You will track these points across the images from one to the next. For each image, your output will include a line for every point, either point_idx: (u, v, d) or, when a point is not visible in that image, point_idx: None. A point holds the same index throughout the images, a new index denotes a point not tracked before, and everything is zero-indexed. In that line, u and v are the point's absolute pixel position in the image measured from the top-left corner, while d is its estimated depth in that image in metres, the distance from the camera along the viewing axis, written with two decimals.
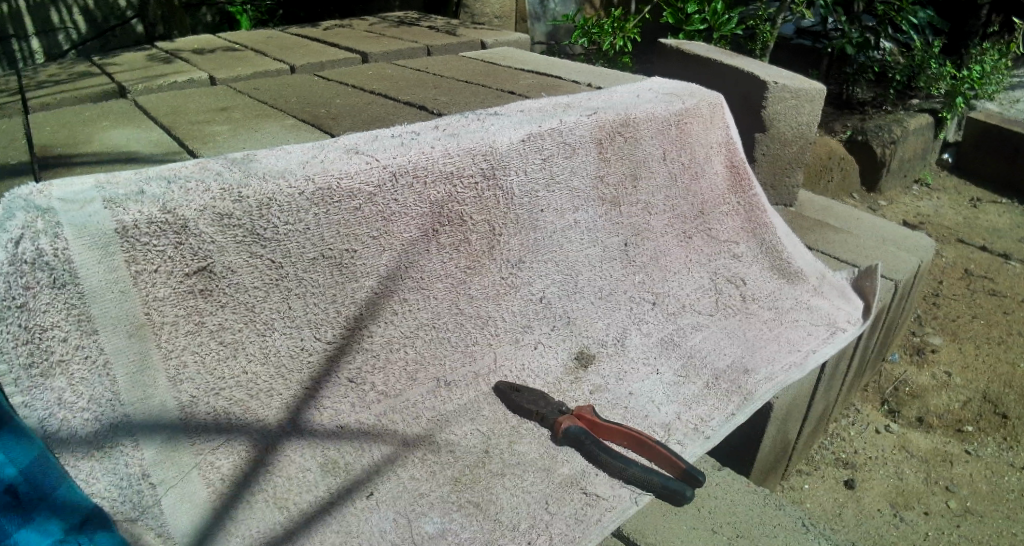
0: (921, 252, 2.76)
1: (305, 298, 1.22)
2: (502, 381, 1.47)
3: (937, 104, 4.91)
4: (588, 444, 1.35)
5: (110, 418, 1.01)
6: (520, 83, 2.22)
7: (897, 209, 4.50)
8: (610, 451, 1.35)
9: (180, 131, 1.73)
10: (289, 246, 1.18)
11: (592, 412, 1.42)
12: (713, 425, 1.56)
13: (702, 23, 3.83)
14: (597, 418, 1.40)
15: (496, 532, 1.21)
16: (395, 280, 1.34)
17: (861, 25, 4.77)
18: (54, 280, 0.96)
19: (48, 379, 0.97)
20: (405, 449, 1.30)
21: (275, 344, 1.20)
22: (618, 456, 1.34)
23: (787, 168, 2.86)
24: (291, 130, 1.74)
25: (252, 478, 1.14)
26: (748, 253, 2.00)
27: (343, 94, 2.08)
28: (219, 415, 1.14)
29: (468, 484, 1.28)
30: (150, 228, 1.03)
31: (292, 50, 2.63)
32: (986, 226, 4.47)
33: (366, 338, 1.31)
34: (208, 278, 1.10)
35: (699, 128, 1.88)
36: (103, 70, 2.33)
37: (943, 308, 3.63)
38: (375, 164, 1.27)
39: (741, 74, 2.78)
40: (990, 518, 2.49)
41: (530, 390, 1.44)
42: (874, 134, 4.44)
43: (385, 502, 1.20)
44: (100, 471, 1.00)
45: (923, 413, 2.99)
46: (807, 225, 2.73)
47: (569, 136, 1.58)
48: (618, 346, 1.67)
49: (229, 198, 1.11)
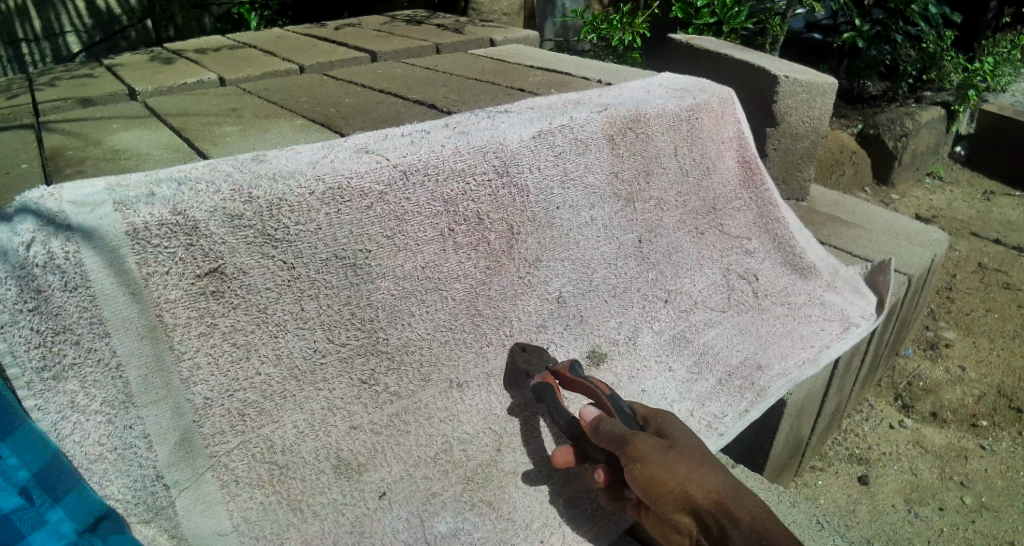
0: (936, 246, 2.71)
1: (318, 299, 1.21)
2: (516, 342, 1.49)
3: (950, 95, 4.84)
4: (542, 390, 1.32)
5: (124, 420, 1.01)
6: (529, 80, 2.21)
7: (909, 202, 4.45)
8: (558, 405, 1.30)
9: (190, 133, 1.73)
10: (301, 246, 1.18)
11: (572, 370, 1.34)
12: (727, 422, 1.58)
13: (710, 16, 3.82)
14: (573, 375, 1.33)
15: (509, 531, 1.26)
16: (410, 280, 1.33)
17: (870, 19, 4.75)
18: (66, 283, 0.96)
19: (61, 382, 0.98)
20: (418, 448, 1.31)
21: (288, 345, 1.19)
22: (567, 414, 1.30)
23: (800, 162, 2.84)
24: (300, 130, 1.74)
25: (266, 479, 1.16)
26: (761, 249, 1.98)
27: (352, 93, 2.08)
28: (233, 417, 1.13)
29: (479, 484, 1.32)
30: (160, 229, 1.03)
31: (302, 50, 2.62)
32: (1000, 219, 4.42)
33: (382, 340, 1.31)
34: (220, 279, 1.10)
35: (711, 123, 1.87)
36: (113, 71, 2.34)
37: (956, 302, 3.59)
38: (385, 163, 1.27)
39: (754, 69, 2.75)
40: (1006, 514, 2.47)
41: (535, 347, 1.46)
42: (885, 127, 4.42)
43: (398, 501, 1.24)
44: (115, 472, 1.02)
45: (938, 408, 2.96)
46: (819, 219, 2.71)
47: (579, 132, 1.57)
48: (630, 344, 1.66)
49: (240, 199, 1.11)
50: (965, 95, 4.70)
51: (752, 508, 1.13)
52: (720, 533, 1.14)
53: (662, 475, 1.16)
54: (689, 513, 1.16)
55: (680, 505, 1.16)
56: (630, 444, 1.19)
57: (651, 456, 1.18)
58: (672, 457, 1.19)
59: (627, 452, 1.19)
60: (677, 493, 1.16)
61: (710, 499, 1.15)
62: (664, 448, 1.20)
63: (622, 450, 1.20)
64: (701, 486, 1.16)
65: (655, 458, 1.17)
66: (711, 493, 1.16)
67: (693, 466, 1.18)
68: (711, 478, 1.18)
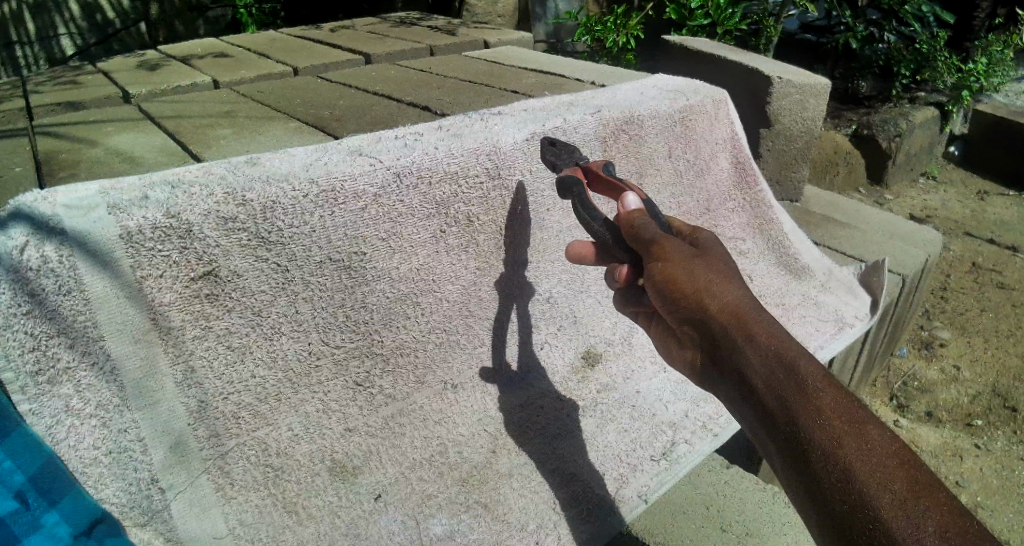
0: (930, 245, 2.72)
1: (313, 302, 1.22)
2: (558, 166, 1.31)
3: (943, 96, 4.87)
4: (570, 183, 1.24)
5: (119, 423, 1.01)
6: (524, 82, 2.22)
7: (904, 203, 4.47)
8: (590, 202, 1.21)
9: (184, 136, 1.73)
10: (295, 248, 1.17)
11: (605, 168, 1.27)
12: (722, 422, 1.56)
13: (705, 18, 3.84)
14: (604, 172, 1.27)
15: (505, 532, 1.25)
16: (404, 282, 1.34)
17: (865, 20, 4.74)
18: (60, 287, 0.95)
19: (55, 386, 0.96)
20: (413, 450, 1.32)
21: (283, 348, 1.20)
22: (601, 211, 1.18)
23: (795, 163, 2.85)
24: (296, 133, 1.75)
25: (261, 483, 1.17)
26: (755, 249, 1.99)
27: (347, 96, 2.09)
28: (229, 420, 1.15)
29: (476, 485, 1.31)
30: (154, 233, 1.03)
31: (297, 53, 2.63)
32: (994, 219, 4.44)
33: (376, 342, 1.32)
34: (214, 282, 1.10)
35: (705, 124, 1.88)
36: (107, 74, 2.34)
37: (950, 301, 3.61)
38: (378, 165, 1.26)
39: (748, 70, 2.76)
40: (1001, 513, 2.48)
41: (566, 145, 1.38)
42: (879, 127, 4.44)
43: (394, 503, 1.24)
44: (109, 477, 1.01)
45: (933, 407, 2.97)
46: (813, 219, 2.73)
47: (573, 134, 1.57)
48: (625, 345, 1.67)
49: (233, 203, 1.10)
50: (959, 95, 4.74)
51: (776, 332, 0.85)
52: (728, 353, 0.86)
53: (682, 278, 0.93)
54: (698, 325, 0.91)
55: (689, 315, 0.91)
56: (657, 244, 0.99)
57: (678, 257, 0.96)
58: (701, 265, 0.94)
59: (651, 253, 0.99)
60: (690, 298, 0.92)
61: (724, 310, 0.88)
62: (694, 255, 0.96)
63: (647, 250, 1.00)
64: (721, 297, 0.90)
65: (678, 261, 0.95)
66: (728, 305, 0.89)
67: (721, 278, 0.93)
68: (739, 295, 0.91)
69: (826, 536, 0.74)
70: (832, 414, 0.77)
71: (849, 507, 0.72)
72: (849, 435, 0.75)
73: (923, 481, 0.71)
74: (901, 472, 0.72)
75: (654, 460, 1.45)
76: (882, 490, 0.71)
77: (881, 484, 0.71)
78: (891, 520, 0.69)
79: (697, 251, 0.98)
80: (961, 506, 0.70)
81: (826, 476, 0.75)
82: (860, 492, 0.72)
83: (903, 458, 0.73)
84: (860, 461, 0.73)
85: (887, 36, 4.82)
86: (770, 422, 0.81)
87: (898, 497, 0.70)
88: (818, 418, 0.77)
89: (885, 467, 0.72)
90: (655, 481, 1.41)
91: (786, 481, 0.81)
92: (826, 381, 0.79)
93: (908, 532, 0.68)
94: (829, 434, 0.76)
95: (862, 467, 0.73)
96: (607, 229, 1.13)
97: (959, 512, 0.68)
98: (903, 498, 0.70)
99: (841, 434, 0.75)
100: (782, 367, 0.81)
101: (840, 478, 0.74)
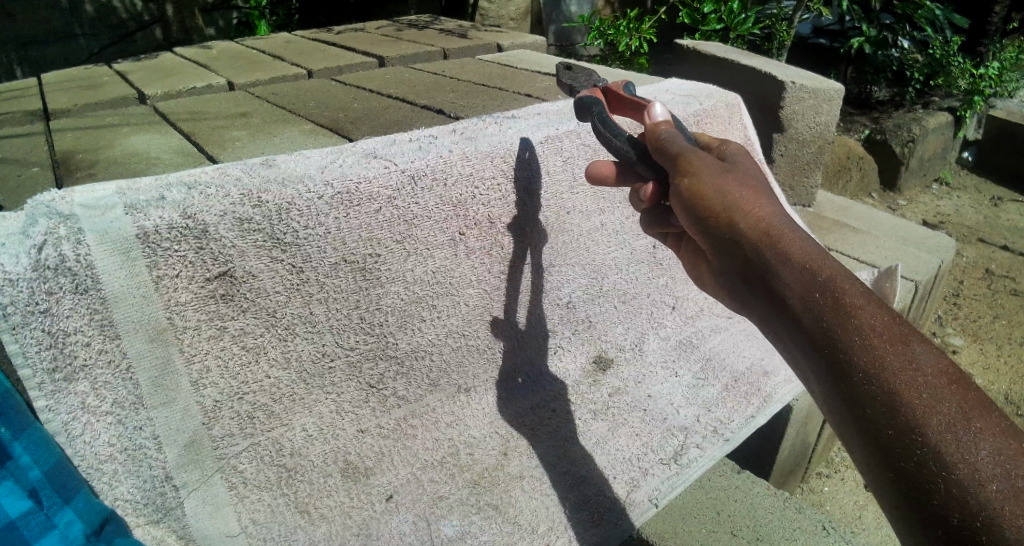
0: (943, 251, 2.71)
1: (327, 303, 1.22)
2: (585, 95, 1.30)
3: (957, 102, 4.80)
4: (590, 104, 1.25)
5: (134, 422, 1.02)
6: (537, 85, 2.23)
7: (916, 208, 4.43)
8: (612, 123, 1.18)
9: (199, 137, 1.74)
10: (310, 250, 1.18)
11: (624, 89, 1.30)
12: (734, 427, 1.55)
13: (718, 22, 3.81)
14: (624, 93, 1.29)
15: (515, 534, 1.24)
16: (421, 286, 1.35)
17: (880, 24, 4.83)
18: (77, 285, 0.95)
19: (70, 383, 0.97)
20: (424, 452, 1.33)
21: (298, 350, 1.21)
22: (621, 129, 1.15)
23: (807, 168, 2.84)
24: (310, 135, 1.76)
25: (275, 482, 1.18)
26: None
27: (360, 99, 2.09)
28: (242, 419, 1.15)
29: (487, 487, 1.31)
30: (171, 233, 1.03)
31: (311, 55, 2.65)
32: (1007, 225, 4.40)
33: (392, 345, 1.33)
34: (230, 283, 1.11)
35: (719, 128, 1.87)
36: (123, 76, 2.37)
37: (963, 308, 3.58)
38: (392, 168, 1.27)
39: (760, 74, 2.76)
40: None
41: (579, 67, 1.52)
42: (892, 132, 4.43)
43: (404, 504, 1.24)
44: (123, 474, 1.01)
45: None
46: (826, 224, 2.72)
47: (587, 137, 1.56)
48: (636, 351, 1.67)
49: (250, 204, 1.11)
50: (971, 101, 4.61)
51: (809, 249, 0.79)
52: (759, 271, 0.81)
53: (712, 196, 0.88)
54: (727, 245, 0.86)
55: (718, 235, 0.87)
56: (684, 161, 0.94)
57: (705, 173, 0.91)
58: (732, 183, 0.89)
59: (680, 171, 0.95)
60: (719, 217, 0.87)
61: (755, 228, 0.83)
62: (724, 172, 0.91)
63: (675, 167, 0.95)
64: (753, 216, 0.85)
65: (708, 178, 0.90)
66: (761, 224, 0.84)
67: (753, 196, 0.88)
68: (773, 212, 0.85)
69: (870, 467, 0.70)
70: (874, 333, 0.71)
71: (896, 432, 0.68)
72: (892, 353, 0.70)
73: (975, 402, 0.66)
74: (952, 392, 0.67)
75: (664, 464, 1.44)
76: (928, 411, 0.66)
77: (929, 406, 0.66)
78: (943, 444, 0.65)
79: (729, 169, 0.93)
80: (1016, 428, 0.65)
81: (868, 398, 0.70)
82: (908, 415, 0.67)
83: (952, 376, 0.68)
84: (908, 384, 0.68)
85: (900, 41, 4.88)
86: (805, 342, 0.75)
87: (949, 420, 0.65)
88: (859, 338, 0.72)
89: (933, 384, 0.67)
90: (665, 485, 1.40)
91: (827, 413, 0.75)
92: (865, 299, 0.74)
93: (963, 458, 0.64)
94: (871, 356, 0.71)
95: (909, 391, 0.68)
96: (630, 146, 1.10)
97: (1014, 435, 0.64)
98: (956, 422, 0.65)
99: (884, 353, 0.70)
100: (817, 286, 0.76)
101: (886, 401, 0.69)
